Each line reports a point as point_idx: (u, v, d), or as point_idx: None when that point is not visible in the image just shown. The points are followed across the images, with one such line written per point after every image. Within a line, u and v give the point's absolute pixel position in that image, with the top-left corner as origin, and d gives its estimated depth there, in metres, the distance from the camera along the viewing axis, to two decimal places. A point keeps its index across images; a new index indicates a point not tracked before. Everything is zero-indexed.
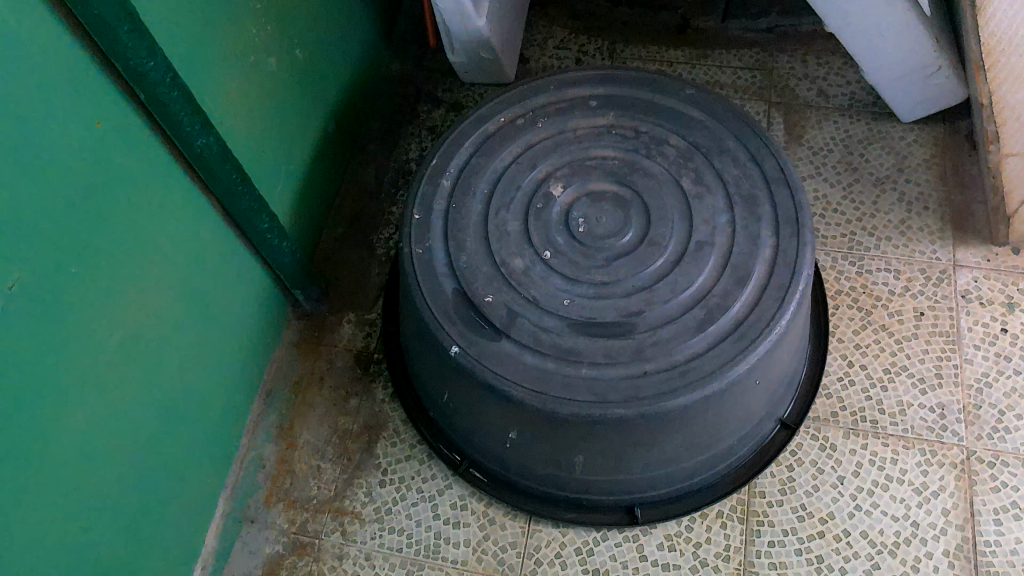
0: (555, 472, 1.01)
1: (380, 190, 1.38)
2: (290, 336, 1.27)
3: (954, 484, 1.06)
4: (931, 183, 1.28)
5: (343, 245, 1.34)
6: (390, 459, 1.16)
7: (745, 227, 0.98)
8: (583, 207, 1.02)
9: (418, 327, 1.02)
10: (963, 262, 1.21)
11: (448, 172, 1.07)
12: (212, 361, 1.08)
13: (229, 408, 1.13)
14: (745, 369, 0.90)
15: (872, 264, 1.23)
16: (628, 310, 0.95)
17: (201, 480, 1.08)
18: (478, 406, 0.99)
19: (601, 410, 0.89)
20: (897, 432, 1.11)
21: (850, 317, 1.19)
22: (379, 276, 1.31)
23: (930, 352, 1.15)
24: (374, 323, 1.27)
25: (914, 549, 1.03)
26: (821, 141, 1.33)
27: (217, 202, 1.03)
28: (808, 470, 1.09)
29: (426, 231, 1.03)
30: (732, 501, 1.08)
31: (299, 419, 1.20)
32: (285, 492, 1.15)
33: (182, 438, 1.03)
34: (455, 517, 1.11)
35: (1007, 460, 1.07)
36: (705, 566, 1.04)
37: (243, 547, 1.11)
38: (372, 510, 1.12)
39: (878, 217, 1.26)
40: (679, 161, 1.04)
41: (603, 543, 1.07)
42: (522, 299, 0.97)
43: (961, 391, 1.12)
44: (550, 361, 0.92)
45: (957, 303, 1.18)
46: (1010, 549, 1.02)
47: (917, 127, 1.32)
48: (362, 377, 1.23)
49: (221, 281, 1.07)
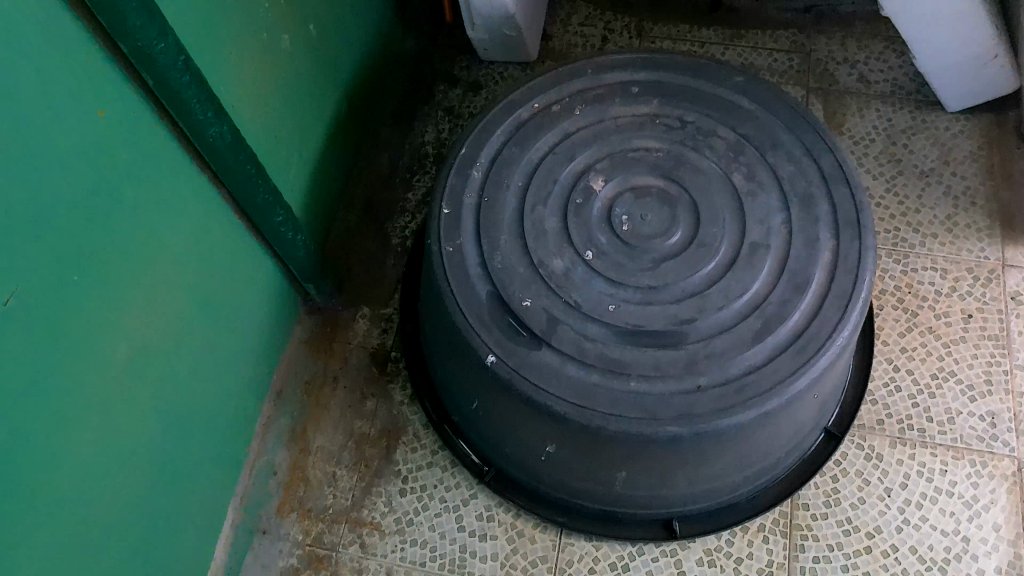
0: (592, 486, 0.95)
1: (394, 175, 1.31)
2: (302, 334, 1.19)
3: (1006, 498, 1.02)
4: (979, 177, 1.22)
5: (356, 235, 1.26)
6: (411, 466, 1.08)
7: (803, 228, 0.91)
8: (626, 203, 0.94)
9: (448, 331, 0.95)
10: (1012, 262, 1.16)
11: (479, 162, 0.99)
12: (222, 366, 1.00)
13: (240, 414, 1.05)
14: (805, 383, 0.84)
15: (917, 262, 1.17)
16: (677, 318, 0.87)
17: (211, 492, 1.00)
18: (513, 416, 0.92)
19: (652, 429, 0.82)
20: (946, 442, 1.06)
21: (895, 319, 1.14)
22: (395, 267, 1.25)
23: (979, 357, 1.11)
24: (390, 318, 1.21)
25: (966, 566, 0.99)
26: (863, 130, 1.26)
27: (227, 194, 0.94)
28: (853, 481, 1.05)
29: (456, 227, 0.95)
30: (774, 514, 1.03)
31: (312, 423, 1.13)
32: (299, 501, 1.08)
33: (192, 450, 0.95)
34: (481, 529, 1.04)
35: None
36: None
37: (255, 561, 1.04)
38: (392, 520, 1.05)
39: (922, 212, 1.20)
40: (728, 154, 0.96)
41: (638, 558, 1.01)
42: (562, 305, 0.89)
43: (1012, 399, 1.08)
44: (596, 372, 0.85)
45: (1007, 305, 1.14)
46: None
47: (963, 117, 1.26)
48: (379, 377, 1.16)
49: (231, 280, 0.98)
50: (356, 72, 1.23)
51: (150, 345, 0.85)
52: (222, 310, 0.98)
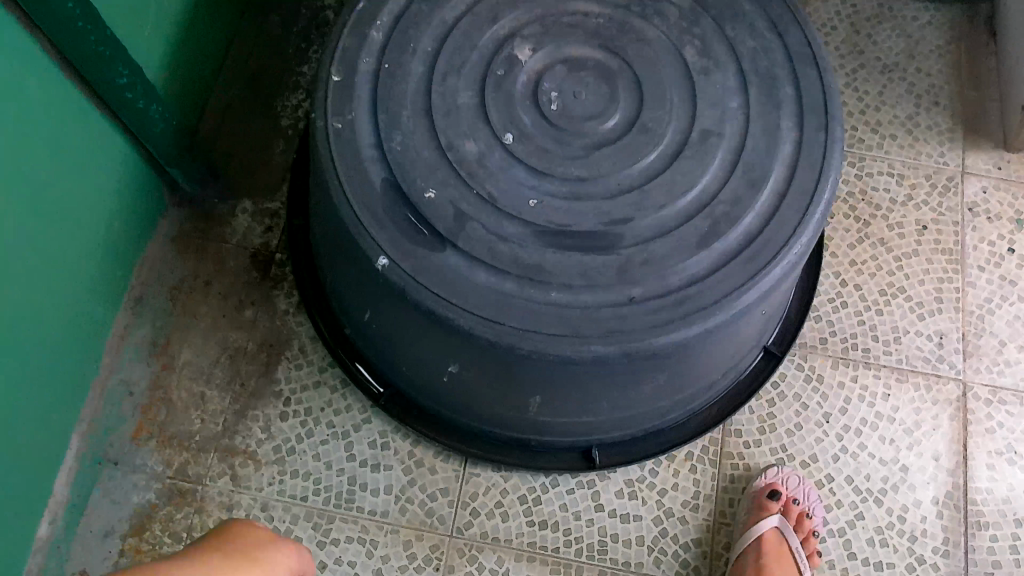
0: (504, 411, 0.81)
1: (286, 42, 1.09)
2: (169, 229, 1.00)
3: (949, 425, 0.95)
4: (945, 74, 1.11)
5: (237, 113, 1.06)
6: (294, 386, 0.93)
7: (762, 115, 0.77)
8: (557, 78, 0.77)
9: (335, 227, 0.78)
10: (972, 169, 1.06)
11: (379, 18, 0.79)
12: (70, 275, 0.84)
13: (84, 324, 0.88)
14: (755, 298, 0.71)
15: (873, 166, 1.07)
16: (610, 217, 0.72)
17: (43, 415, 0.83)
18: (412, 330, 0.76)
19: (577, 348, 0.68)
20: (891, 363, 0.97)
21: (846, 229, 1.03)
22: (284, 154, 1.04)
23: (930, 274, 1.01)
24: (276, 214, 1.01)
25: (902, 497, 0.92)
26: (825, 17, 1.13)
27: (45, 40, 0.73)
28: (791, 406, 0.95)
29: (347, 98, 0.76)
30: (704, 441, 0.93)
31: (178, 334, 0.95)
32: (160, 426, 0.91)
33: (10, 366, 0.76)
34: (374, 458, 0.90)
35: (1004, 398, 0.96)
36: (672, 517, 0.90)
37: (105, 495, 0.88)
38: (270, 449, 0.90)
39: (883, 110, 1.09)
40: (681, 23, 0.80)
41: (552, 490, 0.90)
42: (473, 197, 0.73)
43: (962, 318, 0.99)
44: (510, 280, 0.70)
45: (964, 218, 1.04)
46: (1002, 497, 0.92)
47: (933, 6, 1.15)
48: (260, 282, 0.98)
49: (78, 173, 0.82)
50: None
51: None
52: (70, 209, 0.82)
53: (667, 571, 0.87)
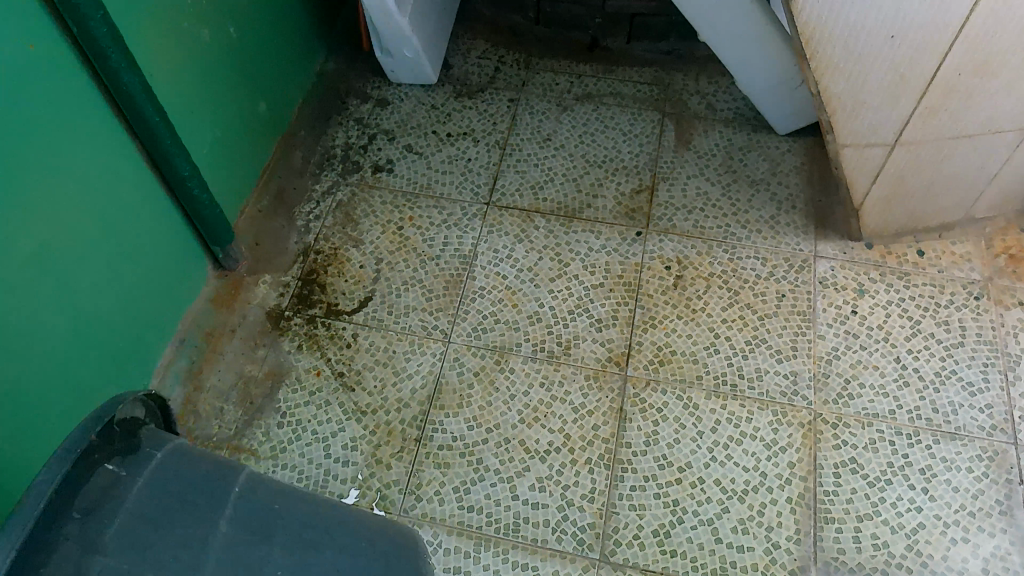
0: None
1: (315, 145, 1.71)
2: (208, 292, 1.50)
3: (800, 441, 1.32)
4: (799, 186, 1.61)
5: (266, 216, 1.60)
6: (290, 403, 1.38)
7: None
8: None
9: (73, 557, 0.66)
10: (823, 254, 1.52)
11: None
12: (90, 143, 1.14)
13: (130, 347, 1.30)
14: None
15: (743, 253, 1.53)
16: None
17: (38, 211, 1.05)
18: None
19: None
20: (754, 394, 1.36)
21: (672, 318, 1.45)
22: (296, 244, 1.57)
23: (788, 328, 1.43)
24: (287, 284, 1.52)
25: (761, 494, 1.27)
26: (706, 147, 1.67)
27: (134, 136, 1.23)
28: (671, 425, 1.34)
29: None
30: (600, 454, 1.32)
31: (207, 366, 1.43)
32: (188, 430, 1.35)
33: (42, 183, 1.05)
34: (344, 455, 1.33)
35: (847, 421, 1.33)
36: (571, 504, 1.27)
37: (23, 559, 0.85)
38: (266, 448, 1.34)
39: (751, 212, 1.58)
40: None
41: (479, 482, 1.29)
42: None
43: (812, 361, 1.39)
44: None
45: (815, 288, 1.48)
46: (845, 496, 1.26)
47: (791, 140, 1.67)
48: (270, 329, 1.46)
49: (153, 240, 1.33)
50: (271, 73, 1.60)
51: (77, 227, 1.13)
52: (147, 286, 1.33)
53: (585, 514, 1.26)
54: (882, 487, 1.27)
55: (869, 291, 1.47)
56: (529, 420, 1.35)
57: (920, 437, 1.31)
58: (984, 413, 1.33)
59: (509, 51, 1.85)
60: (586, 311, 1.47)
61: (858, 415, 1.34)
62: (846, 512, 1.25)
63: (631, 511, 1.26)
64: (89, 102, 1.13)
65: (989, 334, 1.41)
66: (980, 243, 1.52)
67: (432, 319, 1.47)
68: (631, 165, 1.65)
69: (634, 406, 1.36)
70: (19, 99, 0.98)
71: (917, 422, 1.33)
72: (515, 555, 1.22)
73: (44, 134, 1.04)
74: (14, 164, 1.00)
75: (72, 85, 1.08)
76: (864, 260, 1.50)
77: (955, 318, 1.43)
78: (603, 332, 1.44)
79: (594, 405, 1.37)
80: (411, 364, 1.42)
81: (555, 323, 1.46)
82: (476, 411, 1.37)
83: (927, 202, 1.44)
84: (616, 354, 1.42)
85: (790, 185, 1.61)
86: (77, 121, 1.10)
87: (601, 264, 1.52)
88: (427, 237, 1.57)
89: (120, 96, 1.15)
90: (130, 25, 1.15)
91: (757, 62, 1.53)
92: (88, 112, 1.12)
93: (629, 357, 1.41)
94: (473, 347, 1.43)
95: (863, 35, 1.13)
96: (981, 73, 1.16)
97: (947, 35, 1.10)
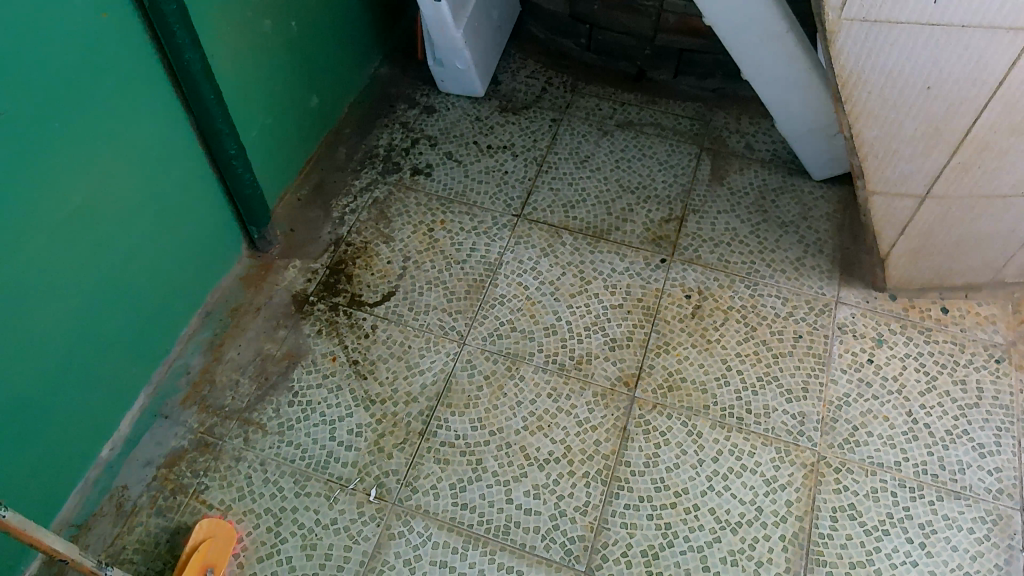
0: None
1: (360, 142, 1.77)
2: (239, 271, 1.55)
3: (801, 481, 1.31)
4: (828, 232, 1.61)
5: (304, 205, 1.66)
6: (303, 384, 1.42)
7: None
8: None
9: None
10: (844, 300, 1.52)
11: None
12: (145, 113, 1.20)
13: (158, 311, 1.36)
14: None
15: (764, 290, 1.54)
16: None
17: (88, 169, 1.11)
18: None
19: None
20: (759, 430, 1.36)
21: (686, 345, 1.46)
22: (329, 234, 1.62)
23: (801, 368, 1.43)
24: (315, 271, 1.57)
25: (754, 528, 1.26)
26: (740, 184, 1.69)
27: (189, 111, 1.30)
28: (672, 449, 1.34)
29: None
30: (599, 470, 1.32)
31: (229, 339, 1.47)
32: (201, 397, 1.40)
33: (95, 143, 1.11)
34: (348, 440, 1.36)
35: (851, 467, 1.32)
36: (563, 515, 1.28)
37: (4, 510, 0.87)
38: (275, 423, 1.37)
39: (777, 252, 1.59)
40: None
41: (476, 482, 1.31)
42: None
43: (822, 404, 1.39)
44: None
45: (833, 332, 1.48)
46: (840, 540, 1.25)
47: (825, 187, 1.69)
48: (293, 312, 1.51)
49: (193, 212, 1.38)
50: (326, 71, 1.67)
51: (121, 188, 1.19)
52: (180, 257, 1.38)
53: (576, 526, 1.27)
54: (878, 537, 1.26)
55: (887, 342, 1.47)
56: (532, 428, 1.37)
57: (924, 492, 1.30)
58: (992, 476, 1.31)
59: (557, 74, 1.90)
60: (601, 329, 1.49)
61: (863, 463, 1.33)
62: (839, 557, 1.24)
63: (622, 529, 1.26)
64: (150, 73, 1.19)
65: (1005, 398, 1.39)
66: (1006, 308, 1.50)
67: (450, 320, 1.50)
68: (663, 194, 1.68)
69: (638, 426, 1.37)
70: (85, 61, 1.05)
71: (921, 476, 1.31)
72: (502, 558, 1.23)
73: (103, 97, 1.10)
74: (72, 123, 1.06)
75: (135, 54, 1.15)
76: (885, 311, 1.50)
77: (972, 378, 1.42)
78: (615, 352, 1.46)
79: (598, 421, 1.38)
80: (424, 360, 1.45)
81: (570, 338, 1.48)
82: (482, 413, 1.39)
83: (955, 260, 1.44)
84: (627, 374, 1.43)
85: (819, 230, 1.62)
86: (137, 89, 1.17)
87: (621, 286, 1.54)
88: (456, 241, 1.61)
89: (180, 70, 1.21)
90: (200, 7, 1.22)
91: (797, 106, 1.55)
92: (148, 82, 1.19)
93: (639, 379, 1.42)
94: (487, 351, 1.46)
95: (901, 84, 1.14)
96: (1018, 134, 1.17)
97: (984, 90, 1.11)
